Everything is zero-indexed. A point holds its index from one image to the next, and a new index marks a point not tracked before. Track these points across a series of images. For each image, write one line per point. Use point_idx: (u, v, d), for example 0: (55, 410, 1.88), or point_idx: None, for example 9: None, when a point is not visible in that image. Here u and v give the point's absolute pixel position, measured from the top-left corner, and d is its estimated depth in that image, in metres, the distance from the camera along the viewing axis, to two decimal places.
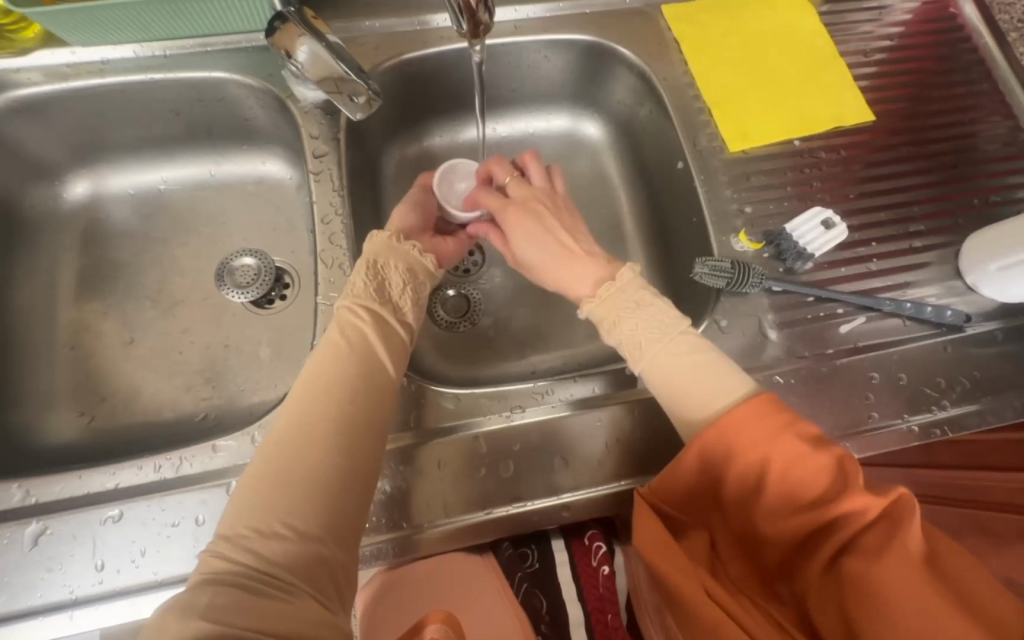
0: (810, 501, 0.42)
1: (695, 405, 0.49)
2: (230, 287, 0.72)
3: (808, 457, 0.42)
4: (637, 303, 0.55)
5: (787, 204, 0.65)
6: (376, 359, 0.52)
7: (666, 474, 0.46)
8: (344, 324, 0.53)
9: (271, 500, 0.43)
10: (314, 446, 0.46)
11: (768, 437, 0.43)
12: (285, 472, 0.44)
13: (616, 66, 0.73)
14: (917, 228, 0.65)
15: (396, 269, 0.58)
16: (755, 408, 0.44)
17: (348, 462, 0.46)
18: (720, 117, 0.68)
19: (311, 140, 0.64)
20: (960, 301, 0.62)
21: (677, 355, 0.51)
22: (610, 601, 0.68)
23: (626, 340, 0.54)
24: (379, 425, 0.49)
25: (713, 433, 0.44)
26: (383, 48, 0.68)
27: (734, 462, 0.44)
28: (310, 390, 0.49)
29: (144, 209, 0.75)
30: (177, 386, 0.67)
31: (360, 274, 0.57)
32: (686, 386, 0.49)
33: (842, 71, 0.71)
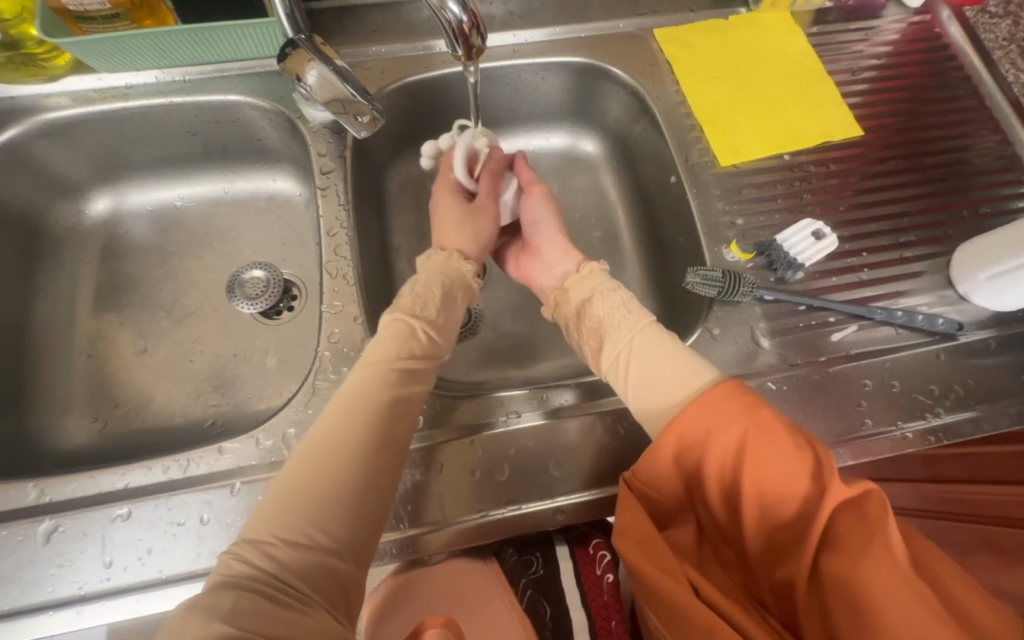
0: (784, 489, 0.43)
1: (657, 378, 0.53)
2: (241, 299, 0.75)
3: (778, 441, 0.44)
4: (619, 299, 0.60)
5: (778, 216, 0.66)
6: (401, 377, 0.53)
7: (649, 463, 0.48)
8: (392, 335, 0.56)
9: (294, 505, 0.45)
10: (343, 455, 0.48)
11: (740, 420, 0.45)
12: (309, 477, 0.46)
13: (610, 86, 0.76)
14: (908, 238, 0.66)
15: (455, 295, 0.62)
16: (728, 390, 0.47)
17: (373, 478, 0.48)
18: (712, 133, 0.70)
19: (319, 157, 0.67)
20: (952, 310, 0.63)
21: (644, 328, 0.57)
22: (614, 608, 0.67)
23: (604, 315, 0.59)
24: (404, 441, 0.51)
25: (690, 414, 0.46)
26: (388, 72, 0.72)
27: (709, 449, 0.46)
28: (345, 401, 0.51)
29: (161, 224, 0.78)
30: (186, 393, 0.69)
31: (411, 292, 0.60)
32: (656, 359, 0.54)
33: (831, 89, 0.74)
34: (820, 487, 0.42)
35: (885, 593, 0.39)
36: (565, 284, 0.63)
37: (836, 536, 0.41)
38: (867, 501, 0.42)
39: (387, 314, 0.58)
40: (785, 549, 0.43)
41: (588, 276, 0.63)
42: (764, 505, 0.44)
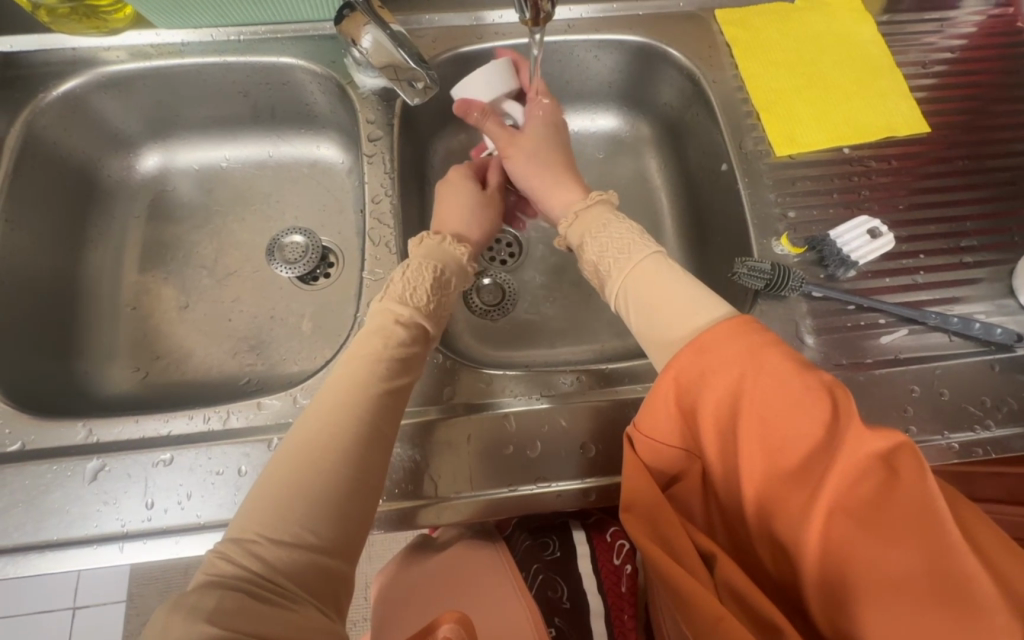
0: (794, 442, 0.40)
1: (655, 316, 0.51)
2: (280, 262, 0.76)
3: (789, 383, 0.41)
4: (621, 250, 0.56)
5: (832, 211, 0.64)
6: (391, 366, 0.52)
7: (646, 408, 0.46)
8: (379, 325, 0.54)
9: (279, 490, 0.44)
10: (330, 440, 0.46)
11: (745, 357, 0.42)
12: (297, 460, 0.45)
13: (664, 67, 0.74)
14: (969, 242, 0.63)
15: (447, 278, 0.59)
16: (732, 331, 0.44)
17: (356, 472, 0.46)
18: (768, 121, 0.68)
19: (367, 124, 0.67)
20: (1011, 320, 0.60)
21: (638, 270, 0.54)
22: (628, 600, 0.64)
23: (597, 259, 0.57)
24: (384, 433, 0.49)
25: (686, 356, 0.44)
26: (439, 41, 0.71)
27: (707, 391, 0.43)
28: (333, 389, 0.50)
29: (206, 183, 0.80)
30: (224, 350, 0.71)
31: (406, 274, 0.57)
32: (656, 299, 0.52)
33: (898, 82, 0.70)
34: (839, 438, 0.39)
35: (883, 567, 0.38)
36: (562, 226, 0.61)
37: (847, 499, 0.39)
38: (889, 464, 0.38)
39: (374, 304, 0.56)
40: (785, 513, 0.41)
41: (585, 214, 0.60)
42: (772, 459, 0.41)
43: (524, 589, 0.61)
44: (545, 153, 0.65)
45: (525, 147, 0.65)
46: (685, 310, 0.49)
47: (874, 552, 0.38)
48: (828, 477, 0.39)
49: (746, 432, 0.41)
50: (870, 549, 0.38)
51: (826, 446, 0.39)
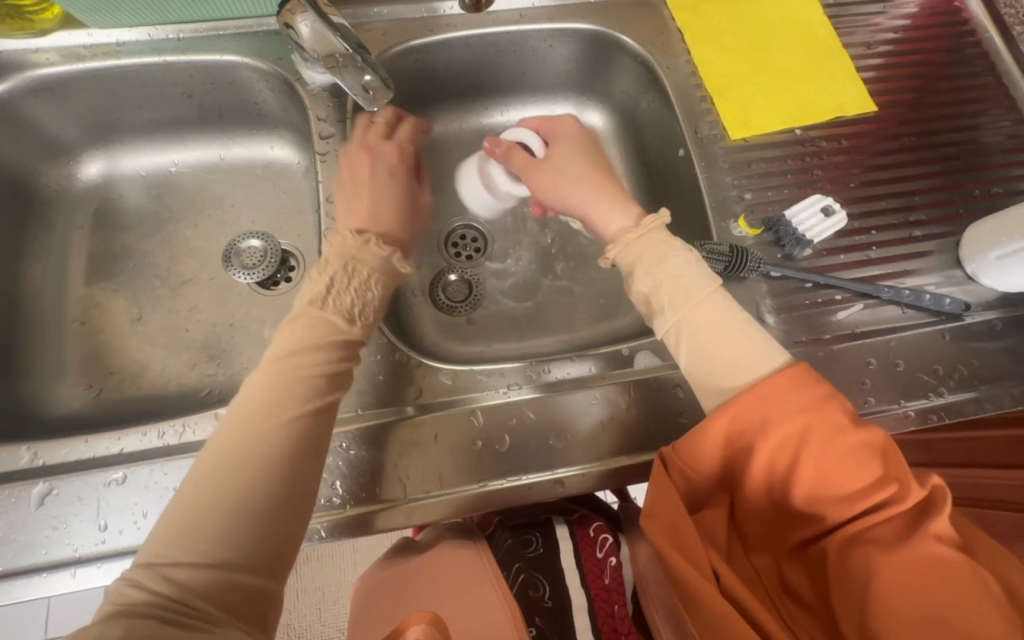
0: (843, 485, 0.42)
1: (716, 356, 0.49)
2: (238, 268, 0.74)
3: (848, 435, 0.42)
4: (689, 285, 0.52)
5: (787, 192, 0.65)
6: (324, 381, 0.49)
7: (693, 440, 0.46)
8: (305, 334, 0.50)
9: (198, 509, 0.42)
10: (248, 456, 0.44)
11: (807, 409, 0.43)
12: (213, 476, 0.43)
13: (617, 55, 0.74)
14: (918, 216, 0.65)
15: (372, 277, 0.55)
16: (795, 380, 0.44)
17: (281, 490, 0.44)
18: (722, 105, 0.68)
19: (318, 122, 0.65)
20: (959, 290, 0.62)
21: (700, 304, 0.51)
22: (616, 592, 0.64)
23: (648, 297, 0.54)
24: (314, 451, 0.47)
25: (750, 399, 0.44)
26: (389, 34, 0.69)
27: (766, 435, 0.43)
28: (252, 400, 0.47)
29: (156, 190, 0.77)
30: (181, 362, 0.68)
31: (344, 283, 0.53)
32: (714, 339, 0.50)
33: (846, 63, 0.72)
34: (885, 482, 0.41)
35: (909, 585, 0.39)
36: (614, 248, 0.56)
37: (886, 537, 0.41)
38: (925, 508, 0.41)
39: (296, 307, 0.52)
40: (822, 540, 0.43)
41: (640, 238, 0.55)
42: (822, 497, 0.42)
43: (502, 583, 0.59)
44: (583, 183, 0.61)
45: (554, 172, 0.61)
46: (748, 353, 0.48)
47: (899, 570, 0.39)
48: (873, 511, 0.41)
49: (803, 474, 0.43)
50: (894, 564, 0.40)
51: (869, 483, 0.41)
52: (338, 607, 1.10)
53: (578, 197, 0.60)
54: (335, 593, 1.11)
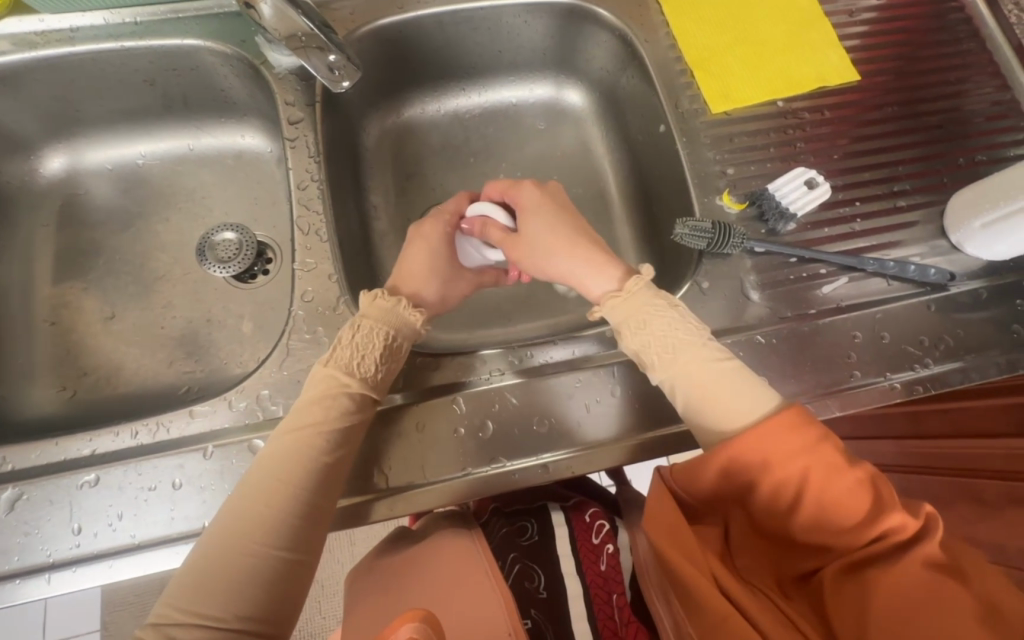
0: (843, 514, 0.43)
1: (715, 409, 0.49)
2: (212, 262, 0.72)
3: (846, 472, 0.43)
4: (686, 339, 0.51)
5: (770, 166, 0.64)
6: (331, 439, 0.48)
7: (695, 466, 0.47)
8: (320, 396, 0.49)
9: (212, 569, 0.42)
10: (267, 518, 0.44)
11: (807, 448, 0.44)
12: (231, 538, 0.43)
13: (594, 30, 0.71)
14: (902, 187, 0.65)
15: (389, 336, 0.52)
16: (795, 422, 0.45)
17: (289, 551, 0.44)
18: (702, 79, 0.67)
19: (286, 106, 0.63)
20: (944, 260, 0.62)
21: (692, 360, 0.51)
22: (614, 580, 0.63)
23: (646, 346, 0.52)
24: (327, 516, 0.47)
25: (753, 438, 0.45)
26: (357, 13, 0.67)
27: (768, 469, 0.44)
28: (262, 463, 0.46)
29: (124, 184, 0.74)
30: (158, 360, 0.66)
31: (349, 342, 0.51)
32: (712, 391, 0.49)
33: (827, 32, 0.70)
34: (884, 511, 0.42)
35: (895, 602, 0.41)
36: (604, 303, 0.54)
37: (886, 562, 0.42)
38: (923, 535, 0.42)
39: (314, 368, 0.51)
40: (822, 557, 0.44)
41: (633, 296, 0.53)
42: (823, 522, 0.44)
43: (493, 570, 0.58)
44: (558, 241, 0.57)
45: (533, 246, 0.57)
46: (745, 404, 0.48)
47: (889, 589, 0.41)
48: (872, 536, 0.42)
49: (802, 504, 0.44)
50: (884, 584, 0.42)
51: (864, 519, 0.43)
52: (337, 599, 1.10)
53: (565, 259, 0.57)
54: (334, 586, 1.11)
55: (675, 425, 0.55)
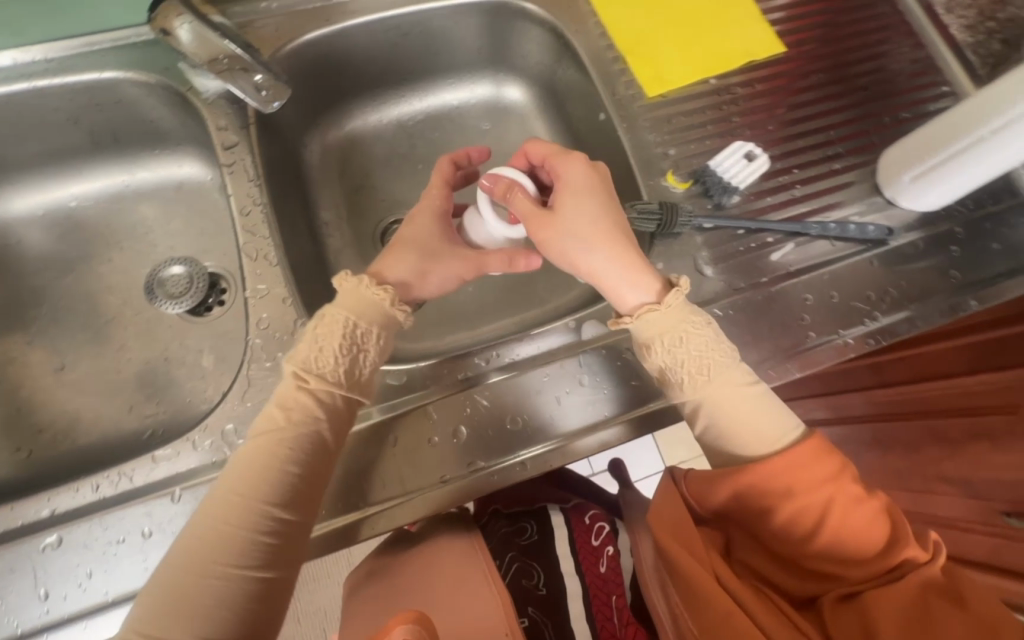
0: (853, 539, 0.47)
1: (735, 434, 0.50)
2: (163, 299, 0.69)
3: (862, 504, 0.47)
4: (709, 352, 0.51)
5: (710, 143, 0.65)
6: (301, 462, 0.46)
7: (711, 481, 0.50)
8: (284, 398, 0.48)
9: (172, 594, 0.41)
10: (229, 538, 0.43)
11: (828, 478, 0.48)
12: (190, 559, 0.42)
13: (526, 25, 0.72)
14: (835, 150, 0.67)
15: (352, 329, 0.50)
16: (818, 452, 0.49)
17: (261, 571, 0.43)
18: (635, 65, 0.68)
19: (219, 131, 0.61)
20: (881, 216, 0.64)
21: (718, 375, 0.51)
22: (614, 583, 0.64)
23: (676, 365, 0.51)
24: (300, 532, 0.46)
25: (779, 464, 0.48)
26: (282, 30, 0.65)
27: (791, 496, 0.48)
28: (230, 480, 0.45)
29: (60, 228, 0.71)
30: (117, 407, 0.64)
31: (313, 340, 0.50)
32: (731, 415, 0.50)
33: (750, 8, 0.72)
34: (893, 542, 0.46)
35: (896, 620, 0.44)
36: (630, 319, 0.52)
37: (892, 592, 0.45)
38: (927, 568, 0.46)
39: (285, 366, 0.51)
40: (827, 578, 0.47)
41: (664, 315, 0.51)
42: (834, 545, 0.47)
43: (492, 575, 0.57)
44: (592, 233, 0.54)
45: (568, 239, 0.54)
46: (763, 430, 0.50)
47: (889, 608, 0.44)
48: (877, 562, 0.46)
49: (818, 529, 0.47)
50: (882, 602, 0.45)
51: (876, 546, 0.47)
52: None
53: (590, 261, 0.53)
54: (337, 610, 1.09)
55: (646, 404, 0.56)
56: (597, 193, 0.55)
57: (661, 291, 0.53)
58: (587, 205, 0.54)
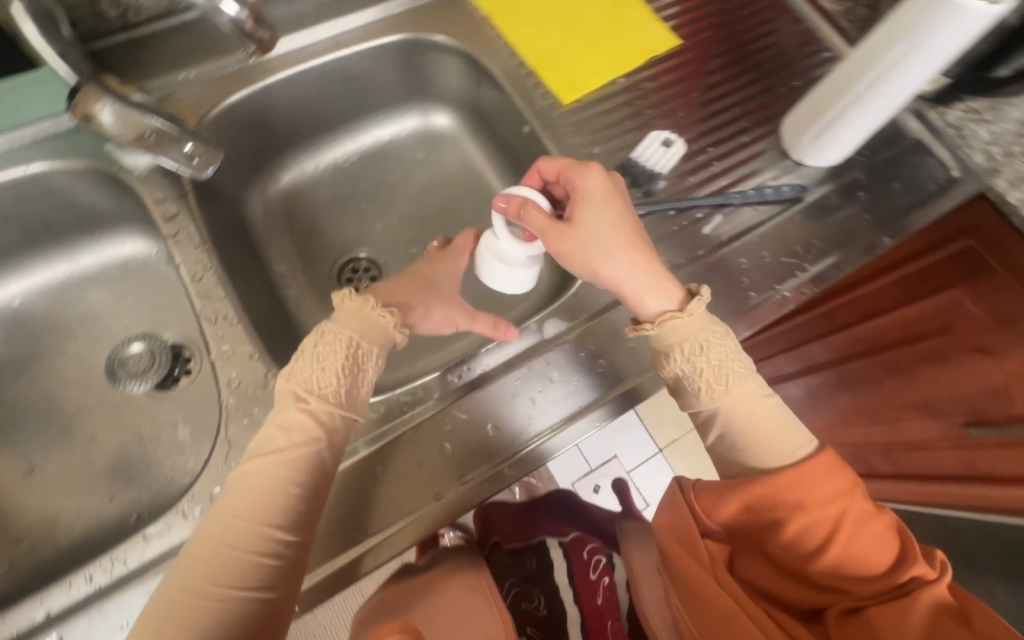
0: (860, 555, 0.49)
1: (758, 450, 0.52)
2: (127, 379, 0.68)
3: (871, 523, 0.49)
4: (729, 361, 0.53)
5: (629, 137, 0.70)
6: (300, 495, 0.47)
7: (719, 495, 0.53)
8: (284, 416, 0.49)
9: (176, 614, 0.43)
10: (227, 560, 0.44)
11: (838, 496, 0.50)
12: (194, 579, 0.44)
13: (440, 55, 0.75)
14: (742, 125, 0.73)
15: (356, 351, 0.52)
16: (829, 470, 0.50)
17: (260, 591, 0.45)
18: (547, 77, 0.72)
19: (158, 204, 0.62)
20: (794, 176, 0.70)
21: (737, 382, 0.53)
22: None
23: (700, 376, 0.53)
24: (302, 558, 0.47)
25: (789, 482, 0.50)
26: (203, 97, 0.66)
27: (803, 513, 0.49)
28: (229, 503, 0.47)
29: (8, 329, 0.70)
30: (97, 497, 0.63)
31: (315, 359, 0.51)
32: (751, 427, 0.52)
33: (642, 9, 0.78)
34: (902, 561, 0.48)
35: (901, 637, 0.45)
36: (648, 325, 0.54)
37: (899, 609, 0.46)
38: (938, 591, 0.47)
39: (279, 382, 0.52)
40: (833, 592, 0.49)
41: (682, 325, 0.53)
42: (842, 562, 0.49)
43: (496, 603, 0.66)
44: (614, 242, 0.56)
45: (588, 249, 0.56)
46: (780, 445, 0.52)
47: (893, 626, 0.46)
48: (885, 581, 0.48)
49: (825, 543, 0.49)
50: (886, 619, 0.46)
51: (884, 565, 0.48)
52: None
53: (610, 267, 0.55)
54: None
55: (615, 387, 0.59)
56: (614, 205, 0.58)
57: (684, 300, 0.55)
58: (605, 216, 0.57)
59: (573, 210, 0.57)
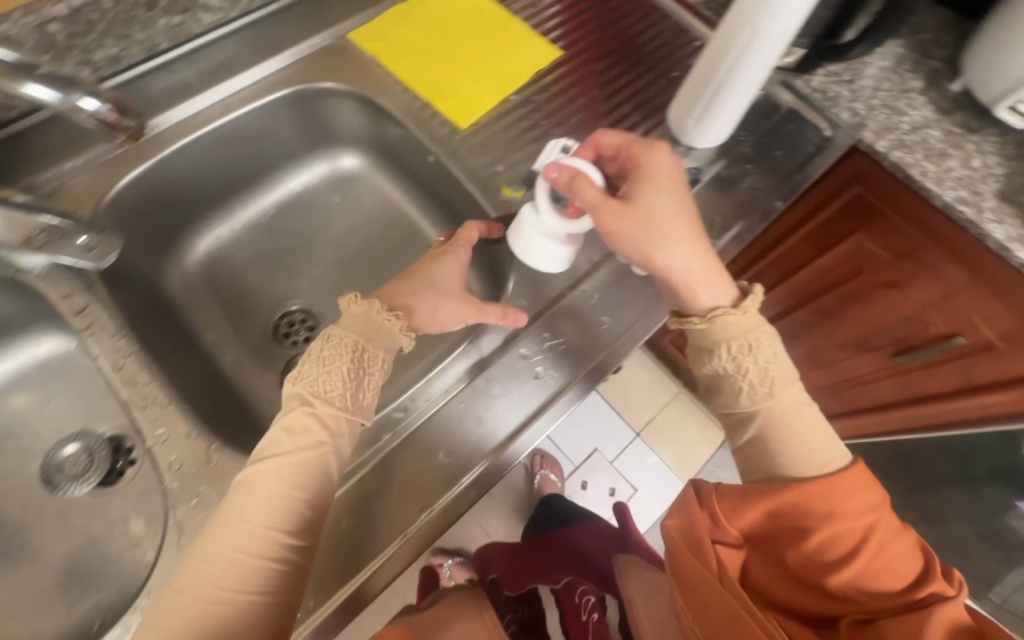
0: (885, 566, 0.50)
1: (802, 457, 0.54)
2: (67, 483, 0.66)
3: (900, 539, 0.52)
4: (776, 359, 0.56)
5: (530, 149, 0.73)
6: (312, 507, 0.49)
7: (746, 498, 0.54)
8: (290, 419, 0.50)
9: (181, 618, 0.44)
10: (240, 566, 0.45)
11: (869, 509, 0.52)
12: (205, 583, 0.45)
13: (333, 100, 0.76)
14: (633, 120, 0.77)
15: (361, 353, 0.53)
16: (863, 484, 0.53)
17: (271, 596, 0.46)
18: (442, 106, 0.74)
19: (65, 299, 0.60)
20: (688, 160, 0.75)
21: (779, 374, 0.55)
22: None
23: (748, 378, 0.55)
24: (307, 564, 0.48)
25: (825, 490, 0.52)
26: (93, 184, 0.65)
27: (834, 521, 0.51)
28: (239, 508, 0.47)
29: None
30: (53, 613, 0.60)
31: (320, 366, 0.52)
32: (794, 427, 0.55)
33: (521, 26, 0.81)
34: (924, 577, 0.50)
35: None
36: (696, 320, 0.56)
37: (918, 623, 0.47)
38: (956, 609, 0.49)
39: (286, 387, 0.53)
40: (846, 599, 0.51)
41: (726, 323, 0.55)
42: (863, 572, 0.50)
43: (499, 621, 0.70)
44: (678, 225, 0.57)
45: (648, 229, 0.56)
46: (819, 448, 0.54)
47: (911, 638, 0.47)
48: (907, 593, 0.49)
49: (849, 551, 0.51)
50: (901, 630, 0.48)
51: (907, 580, 0.50)
52: None
53: (666, 250, 0.56)
54: None
55: (558, 388, 0.61)
56: (677, 186, 0.59)
57: (737, 298, 0.58)
58: (665, 196, 0.57)
59: (633, 188, 0.58)
